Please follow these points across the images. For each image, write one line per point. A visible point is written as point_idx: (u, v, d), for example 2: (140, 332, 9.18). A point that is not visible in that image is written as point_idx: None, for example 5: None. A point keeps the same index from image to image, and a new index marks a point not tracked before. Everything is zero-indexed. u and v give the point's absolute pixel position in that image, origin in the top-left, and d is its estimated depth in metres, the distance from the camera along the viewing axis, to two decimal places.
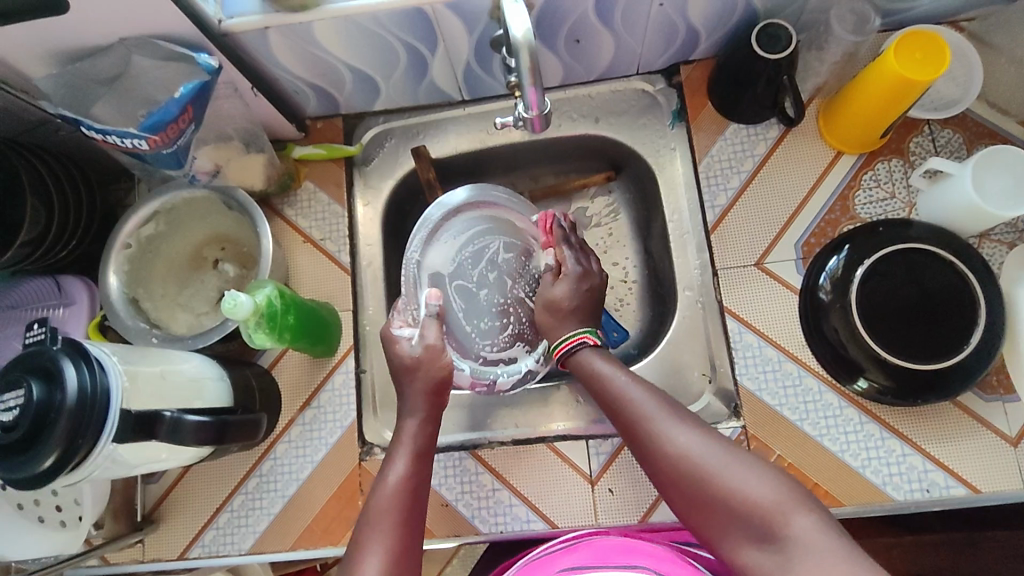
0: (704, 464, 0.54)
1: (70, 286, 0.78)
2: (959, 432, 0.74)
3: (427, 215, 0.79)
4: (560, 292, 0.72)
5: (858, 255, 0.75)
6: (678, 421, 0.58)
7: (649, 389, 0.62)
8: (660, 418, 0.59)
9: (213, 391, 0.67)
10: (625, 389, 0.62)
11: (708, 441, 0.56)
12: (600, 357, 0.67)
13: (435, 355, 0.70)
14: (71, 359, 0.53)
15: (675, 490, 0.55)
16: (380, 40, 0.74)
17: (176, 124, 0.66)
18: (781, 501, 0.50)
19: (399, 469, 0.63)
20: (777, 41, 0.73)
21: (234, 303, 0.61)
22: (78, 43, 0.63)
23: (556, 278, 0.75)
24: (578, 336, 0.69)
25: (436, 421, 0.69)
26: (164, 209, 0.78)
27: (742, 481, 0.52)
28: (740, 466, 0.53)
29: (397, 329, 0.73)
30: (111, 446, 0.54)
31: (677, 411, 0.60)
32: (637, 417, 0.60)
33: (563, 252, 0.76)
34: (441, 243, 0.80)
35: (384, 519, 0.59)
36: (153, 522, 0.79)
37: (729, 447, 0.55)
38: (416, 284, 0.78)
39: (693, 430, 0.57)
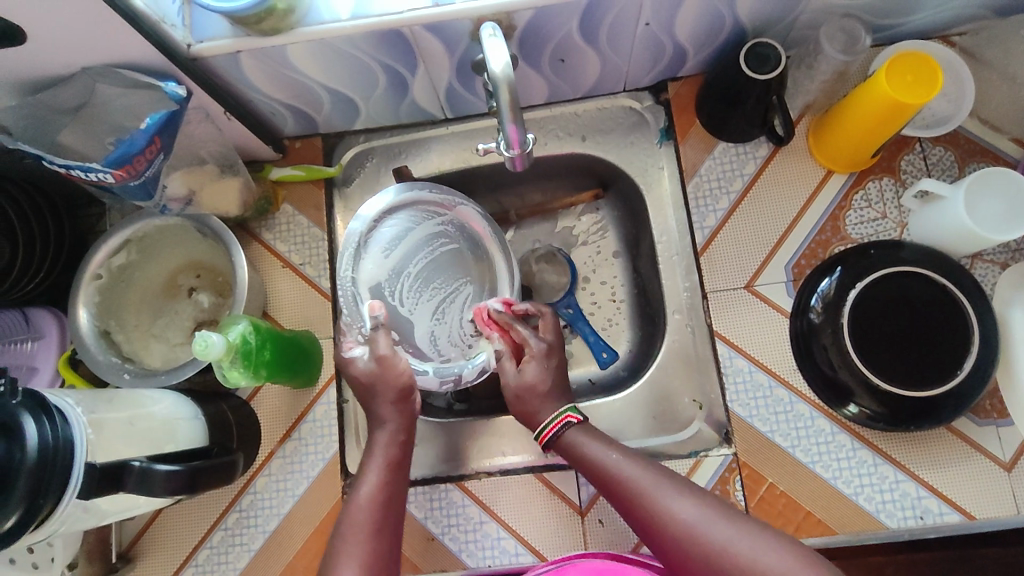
0: (710, 541, 0.52)
1: (40, 319, 0.75)
2: (952, 457, 0.73)
3: (349, 233, 0.73)
4: (532, 376, 0.69)
5: (850, 278, 0.73)
6: (679, 494, 0.57)
7: (641, 464, 0.61)
8: (658, 490, 0.58)
9: (186, 430, 0.64)
10: (617, 466, 0.61)
11: (710, 512, 0.55)
12: (587, 435, 0.66)
13: (389, 366, 0.68)
14: (31, 414, 0.50)
15: (681, 568, 0.53)
16: (357, 62, 0.71)
17: (143, 156, 0.63)
18: (795, 568, 0.49)
19: (372, 482, 0.63)
20: (766, 61, 0.71)
21: (206, 343, 0.59)
22: (37, 73, 0.60)
23: (523, 362, 0.70)
24: (561, 417, 0.67)
25: (407, 432, 0.68)
26: (135, 237, 0.75)
27: (754, 553, 0.51)
28: (745, 535, 0.52)
29: (347, 349, 0.70)
30: (76, 501, 0.52)
31: (674, 483, 0.58)
32: (635, 493, 0.59)
33: (521, 334, 0.71)
34: (372, 256, 0.74)
35: (356, 533, 0.59)
36: (129, 561, 0.77)
37: (731, 515, 0.54)
38: (355, 300, 0.72)
39: (694, 500, 0.56)
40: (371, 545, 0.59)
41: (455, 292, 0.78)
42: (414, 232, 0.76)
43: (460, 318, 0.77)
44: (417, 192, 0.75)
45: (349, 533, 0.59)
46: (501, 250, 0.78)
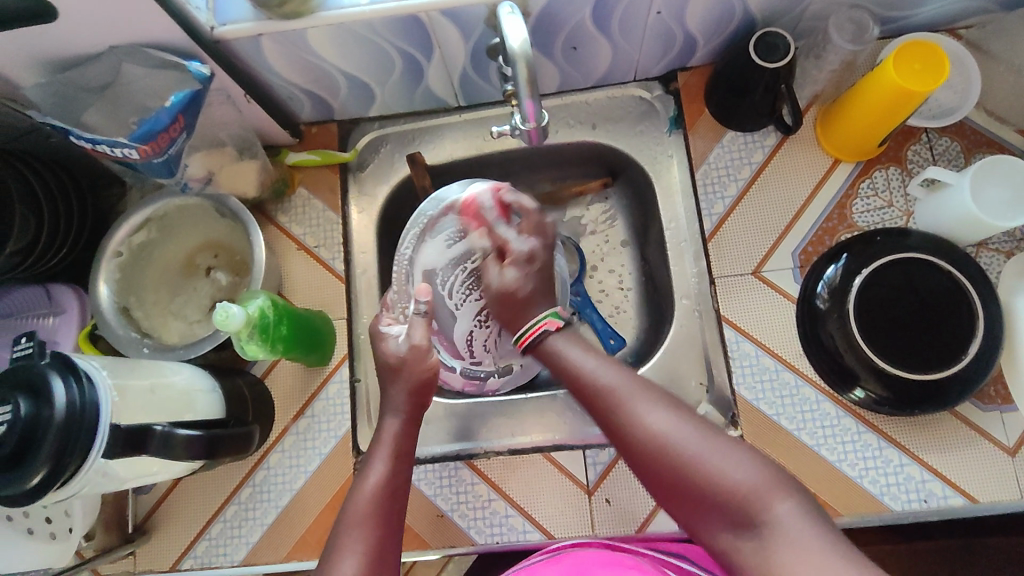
0: (681, 451, 0.53)
1: (61, 295, 0.77)
2: (956, 441, 0.74)
3: (421, 210, 0.76)
4: (512, 281, 0.68)
5: (857, 264, 0.74)
6: (654, 405, 0.57)
7: (621, 371, 0.61)
8: (633, 399, 0.57)
9: (204, 402, 0.66)
10: (596, 372, 0.61)
11: (682, 423, 0.55)
12: (572, 344, 0.64)
13: (419, 356, 0.67)
14: (59, 374, 0.52)
15: (649, 476, 0.55)
16: (374, 47, 0.73)
17: (167, 133, 0.65)
18: (760, 483, 0.50)
19: (379, 470, 0.62)
20: (775, 50, 0.72)
21: (226, 315, 0.61)
22: (67, 51, 0.62)
23: (504, 265, 0.69)
24: (540, 324, 0.65)
25: (416, 422, 0.68)
26: (157, 216, 0.77)
27: (721, 466, 0.51)
28: (714, 448, 0.52)
29: (385, 325, 0.71)
30: (102, 460, 0.53)
31: (651, 393, 0.58)
32: (611, 402, 0.58)
33: (505, 236, 0.70)
34: (435, 240, 0.77)
35: (361, 521, 0.58)
36: (144, 533, 0.78)
37: (703, 428, 0.54)
38: (407, 279, 0.76)
39: (668, 412, 0.56)
40: (376, 534, 0.58)
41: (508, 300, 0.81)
42: None
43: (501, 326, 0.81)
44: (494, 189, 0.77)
45: (353, 523, 0.58)
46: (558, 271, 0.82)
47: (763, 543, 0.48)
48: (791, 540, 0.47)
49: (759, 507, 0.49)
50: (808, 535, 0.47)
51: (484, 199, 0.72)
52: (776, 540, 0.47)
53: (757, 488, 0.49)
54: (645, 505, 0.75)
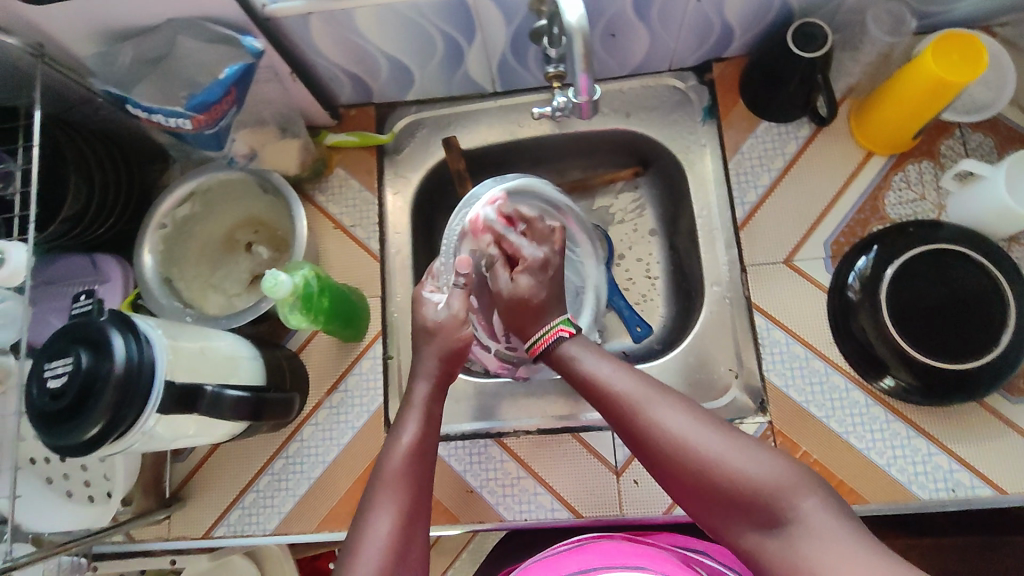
0: (701, 451, 0.53)
1: (106, 264, 0.78)
2: (985, 432, 0.74)
3: (476, 193, 0.76)
4: (525, 287, 0.68)
5: (888, 255, 0.75)
6: (669, 405, 0.57)
7: (634, 375, 0.60)
8: (651, 403, 0.57)
9: (246, 369, 0.68)
10: (609, 377, 0.60)
11: (701, 426, 0.55)
12: (584, 350, 0.64)
13: (456, 325, 0.68)
14: (118, 330, 0.54)
15: (669, 478, 0.55)
16: (419, 29, 0.74)
17: (220, 105, 0.66)
18: (784, 481, 0.51)
19: (411, 431, 0.64)
20: (813, 40, 0.74)
21: (275, 282, 0.63)
22: (128, 21, 0.64)
23: (516, 273, 0.70)
24: (554, 329, 0.66)
25: (444, 387, 0.69)
26: (200, 190, 0.79)
27: (744, 466, 0.52)
28: (736, 451, 0.53)
29: (427, 292, 0.71)
30: (155, 416, 0.55)
31: (665, 394, 0.58)
32: (627, 406, 0.58)
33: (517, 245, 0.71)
34: None
35: (393, 483, 0.60)
36: (179, 500, 0.80)
37: (722, 430, 0.55)
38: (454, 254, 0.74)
39: (683, 412, 0.56)
40: (408, 497, 0.60)
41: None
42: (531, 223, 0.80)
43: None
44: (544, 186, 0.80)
45: (385, 484, 0.60)
46: (596, 261, 0.85)
47: (789, 539, 0.49)
48: (817, 534, 0.48)
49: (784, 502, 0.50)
50: (833, 528, 0.48)
51: (489, 215, 0.74)
52: (803, 536, 0.48)
53: (783, 486, 0.50)
54: None
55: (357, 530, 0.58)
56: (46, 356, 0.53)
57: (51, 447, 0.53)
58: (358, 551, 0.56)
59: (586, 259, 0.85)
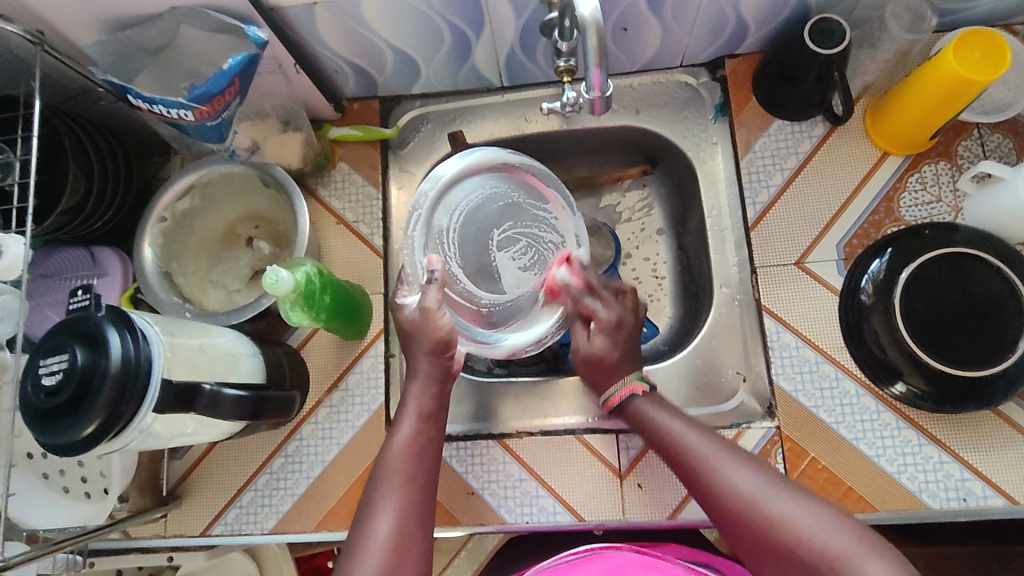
0: (768, 510, 0.55)
1: (104, 257, 0.77)
2: (999, 440, 0.73)
3: (422, 190, 0.75)
4: (601, 348, 0.73)
5: (902, 258, 0.73)
6: (737, 463, 0.60)
7: (704, 433, 0.64)
8: (719, 460, 0.60)
9: (246, 367, 0.67)
10: (680, 434, 0.64)
11: (767, 484, 0.57)
12: (656, 406, 0.69)
13: (431, 318, 0.68)
14: (114, 327, 0.52)
15: (738, 537, 0.57)
16: (427, 21, 0.73)
17: (223, 96, 0.64)
18: (848, 548, 0.50)
19: (406, 430, 0.65)
20: (831, 36, 0.71)
21: (275, 279, 0.61)
22: (128, 9, 0.62)
23: (591, 333, 0.75)
24: (629, 385, 0.71)
25: (441, 382, 0.69)
26: (200, 183, 0.78)
27: (810, 529, 0.53)
28: (804, 512, 0.54)
29: (403, 297, 0.72)
30: (151, 415, 0.54)
31: (734, 453, 0.61)
32: (696, 462, 0.62)
33: (593, 305, 0.75)
34: (444, 213, 0.75)
35: (393, 478, 0.61)
36: (176, 498, 0.79)
37: (791, 490, 0.56)
38: (416, 254, 0.73)
39: (750, 470, 0.59)
40: (405, 491, 0.61)
41: (518, 247, 0.79)
42: (488, 194, 0.78)
43: (512, 271, 0.78)
44: (493, 155, 0.77)
45: (385, 480, 0.61)
46: (572, 212, 0.80)
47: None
48: None
49: (848, 564, 0.50)
50: None
51: (562, 275, 0.77)
52: None
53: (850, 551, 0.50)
54: (678, 494, 0.75)
55: (357, 528, 0.58)
56: (40, 352, 0.52)
57: (45, 447, 0.52)
58: (360, 548, 0.56)
59: (560, 215, 0.80)
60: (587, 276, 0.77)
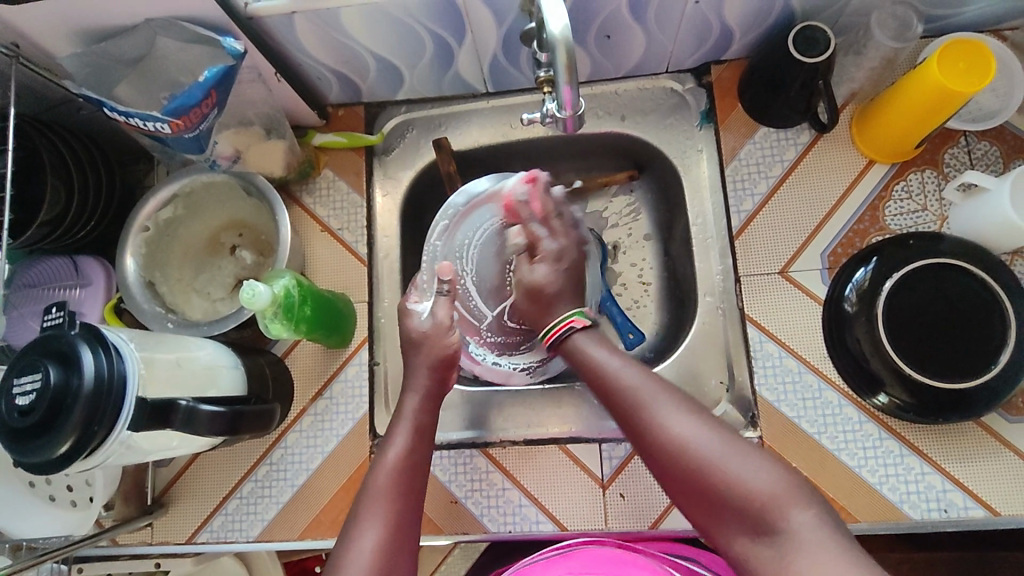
0: (703, 453, 0.52)
1: (88, 267, 0.77)
2: (981, 451, 0.73)
3: (451, 202, 0.82)
4: (542, 277, 0.67)
5: (886, 268, 0.72)
6: (673, 405, 0.56)
7: (642, 371, 0.59)
8: (656, 403, 0.56)
9: (227, 378, 0.67)
10: (617, 370, 0.60)
11: (706, 429, 0.54)
12: (591, 338, 0.64)
13: (440, 332, 0.71)
14: (88, 345, 0.53)
15: (668, 479, 0.54)
16: (407, 30, 0.72)
17: (199, 109, 0.63)
18: (779, 492, 0.49)
19: (399, 444, 0.65)
20: (815, 44, 0.71)
21: (252, 293, 0.61)
22: (103, 22, 0.61)
23: (534, 262, 0.69)
24: (567, 320, 0.65)
25: (436, 399, 0.70)
26: (182, 192, 0.78)
27: (744, 473, 0.51)
28: (737, 454, 0.52)
29: (413, 303, 0.74)
30: (127, 432, 0.54)
31: (669, 393, 0.57)
32: (633, 405, 0.57)
33: (536, 231, 0.70)
34: (466, 229, 0.83)
35: (383, 494, 0.60)
36: (162, 506, 0.79)
37: (727, 435, 0.53)
38: (433, 260, 0.81)
39: (687, 413, 0.55)
40: (396, 507, 0.60)
41: None
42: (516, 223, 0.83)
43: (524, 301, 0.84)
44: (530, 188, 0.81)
45: (375, 495, 0.61)
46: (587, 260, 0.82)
47: (784, 551, 0.48)
48: (811, 551, 0.47)
49: (780, 511, 0.49)
50: (828, 546, 0.47)
51: (522, 193, 0.71)
52: (798, 552, 0.47)
53: (781, 497, 0.49)
54: (659, 503, 0.75)
55: (343, 545, 0.58)
56: (14, 371, 0.52)
57: (21, 464, 0.52)
58: (345, 560, 0.56)
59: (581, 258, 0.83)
60: (545, 201, 0.70)
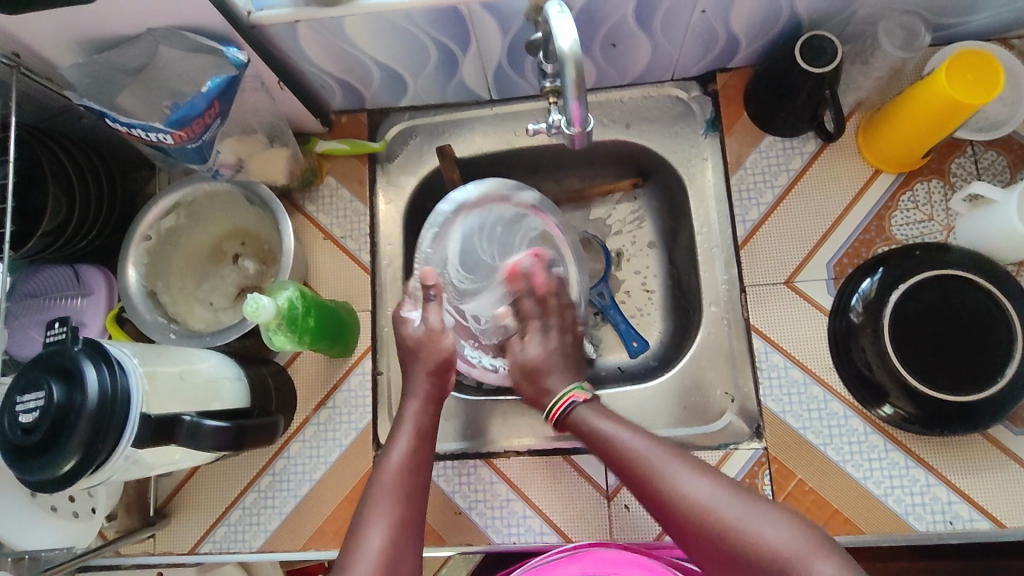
0: (721, 515, 0.54)
1: (89, 277, 0.77)
2: (987, 463, 0.72)
3: (438, 210, 0.74)
4: (535, 355, 0.73)
5: (893, 278, 0.72)
6: (687, 470, 0.58)
7: (650, 440, 0.62)
8: (669, 468, 0.59)
9: (230, 391, 0.66)
10: (627, 441, 0.62)
11: (719, 490, 0.56)
12: (597, 413, 0.67)
13: (434, 338, 0.72)
14: (91, 361, 0.52)
15: (690, 545, 0.56)
16: (412, 38, 0.72)
17: (202, 119, 0.63)
18: (798, 547, 0.51)
19: (402, 447, 0.65)
20: (822, 54, 0.70)
21: (256, 306, 0.61)
22: (105, 32, 0.61)
23: (524, 341, 0.75)
24: (567, 395, 0.69)
25: (436, 403, 0.71)
26: (185, 201, 0.77)
27: (763, 530, 0.53)
28: (753, 513, 0.54)
29: (404, 311, 0.75)
30: (131, 449, 0.53)
31: (681, 459, 0.60)
32: (646, 473, 0.59)
33: (530, 308, 0.76)
34: (453, 236, 0.76)
35: (385, 495, 0.61)
36: (164, 517, 0.79)
37: (741, 496, 0.56)
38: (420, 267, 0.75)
39: (700, 476, 0.58)
40: (398, 509, 0.61)
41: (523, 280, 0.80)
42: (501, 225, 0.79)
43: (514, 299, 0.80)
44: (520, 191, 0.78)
45: (378, 495, 0.61)
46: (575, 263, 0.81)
47: None
48: None
49: (801, 561, 0.51)
50: None
51: (526, 264, 0.77)
52: None
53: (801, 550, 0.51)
54: None
55: (349, 543, 0.58)
56: (17, 388, 0.52)
57: (24, 482, 0.52)
58: (351, 560, 0.56)
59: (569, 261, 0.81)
60: (548, 277, 0.77)
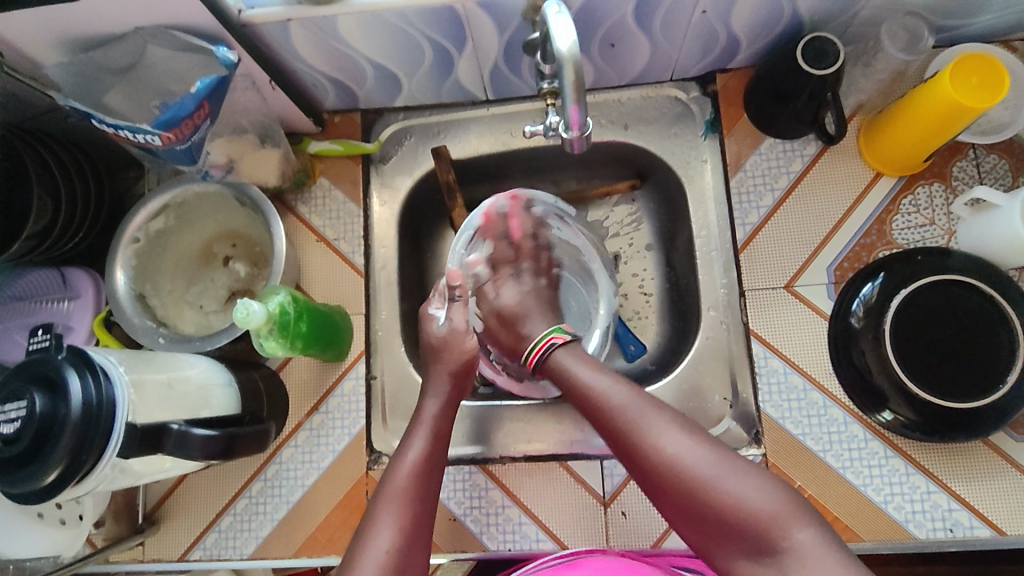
0: (698, 471, 0.51)
1: (77, 279, 0.75)
2: (988, 471, 0.72)
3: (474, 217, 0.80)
4: (508, 299, 0.77)
5: (894, 284, 0.71)
6: (665, 423, 0.55)
7: (630, 390, 0.58)
8: (646, 420, 0.55)
9: (220, 398, 0.65)
10: (605, 390, 0.59)
11: (696, 445, 0.53)
12: (577, 360, 0.63)
13: (457, 339, 0.72)
14: (75, 370, 0.51)
15: (663, 497, 0.53)
16: (407, 38, 0.70)
17: (191, 120, 0.61)
18: (778, 512, 0.49)
19: (417, 448, 0.63)
20: (824, 56, 0.69)
21: (247, 312, 0.60)
22: (91, 31, 0.59)
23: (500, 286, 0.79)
24: (548, 337, 0.67)
25: (454, 405, 0.70)
26: (175, 202, 0.75)
27: (740, 491, 0.50)
28: (730, 471, 0.51)
29: (433, 308, 0.75)
30: (116, 459, 0.52)
31: (661, 411, 0.56)
32: (623, 424, 0.56)
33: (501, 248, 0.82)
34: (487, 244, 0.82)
35: (394, 498, 0.59)
36: (153, 524, 0.78)
37: (720, 452, 0.53)
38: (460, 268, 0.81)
39: (679, 430, 0.54)
40: (408, 510, 0.58)
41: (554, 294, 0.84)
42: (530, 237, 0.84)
43: None
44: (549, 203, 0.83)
45: (388, 496, 0.59)
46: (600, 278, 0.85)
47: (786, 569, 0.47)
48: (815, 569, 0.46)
49: (779, 528, 0.48)
50: (831, 562, 0.46)
51: (504, 207, 0.80)
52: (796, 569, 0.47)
53: (780, 514, 0.49)
54: (660, 521, 0.74)
55: (355, 544, 0.56)
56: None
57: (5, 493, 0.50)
58: (358, 557, 0.54)
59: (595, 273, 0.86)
60: (525, 221, 0.82)
